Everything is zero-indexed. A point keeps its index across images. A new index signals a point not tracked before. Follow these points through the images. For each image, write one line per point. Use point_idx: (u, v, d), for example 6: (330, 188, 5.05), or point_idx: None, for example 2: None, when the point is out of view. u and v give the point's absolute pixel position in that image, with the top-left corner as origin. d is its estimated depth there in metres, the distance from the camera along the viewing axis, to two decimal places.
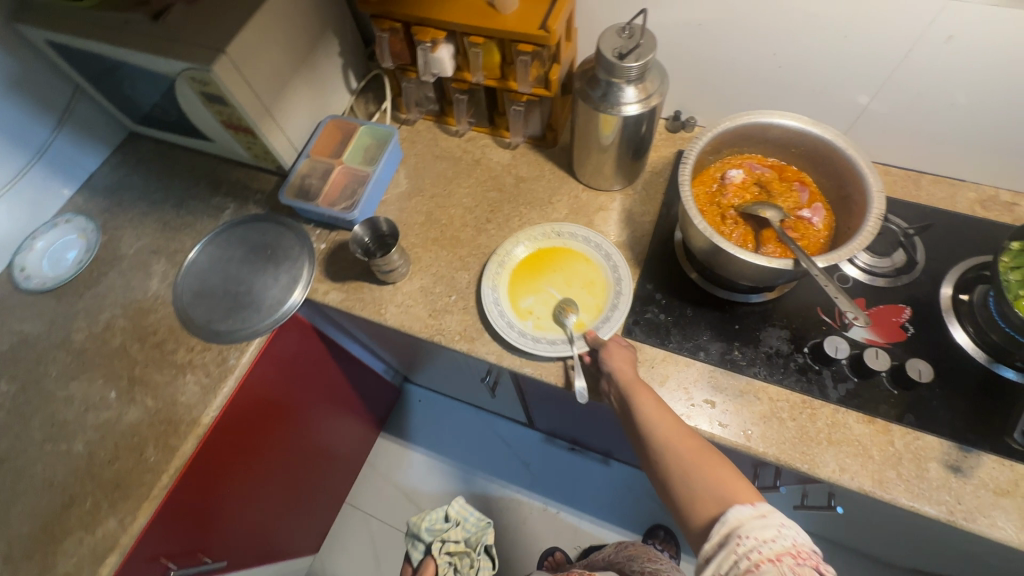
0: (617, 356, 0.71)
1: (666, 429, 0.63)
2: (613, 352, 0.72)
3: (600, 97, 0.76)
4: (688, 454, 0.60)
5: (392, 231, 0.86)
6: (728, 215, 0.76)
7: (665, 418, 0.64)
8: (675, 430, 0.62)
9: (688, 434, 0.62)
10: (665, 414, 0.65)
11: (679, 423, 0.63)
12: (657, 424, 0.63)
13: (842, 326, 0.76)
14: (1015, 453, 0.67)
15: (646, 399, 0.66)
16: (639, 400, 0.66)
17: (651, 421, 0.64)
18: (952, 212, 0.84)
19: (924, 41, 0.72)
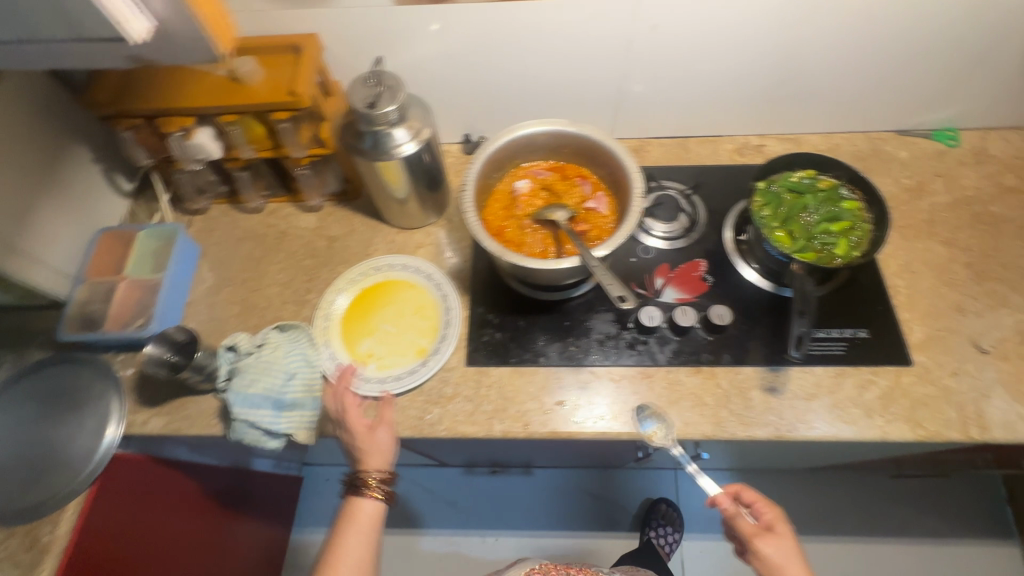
0: (781, 545, 0.63)
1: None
2: (764, 539, 0.64)
3: (371, 146, 0.76)
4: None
5: (191, 334, 0.76)
6: (526, 225, 0.79)
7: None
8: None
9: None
10: (801, 570, 0.61)
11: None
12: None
13: (655, 294, 0.83)
14: (811, 359, 0.77)
15: (802, 569, 0.61)
16: (780, 561, 0.62)
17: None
18: (717, 165, 0.94)
19: (636, 32, 0.79)
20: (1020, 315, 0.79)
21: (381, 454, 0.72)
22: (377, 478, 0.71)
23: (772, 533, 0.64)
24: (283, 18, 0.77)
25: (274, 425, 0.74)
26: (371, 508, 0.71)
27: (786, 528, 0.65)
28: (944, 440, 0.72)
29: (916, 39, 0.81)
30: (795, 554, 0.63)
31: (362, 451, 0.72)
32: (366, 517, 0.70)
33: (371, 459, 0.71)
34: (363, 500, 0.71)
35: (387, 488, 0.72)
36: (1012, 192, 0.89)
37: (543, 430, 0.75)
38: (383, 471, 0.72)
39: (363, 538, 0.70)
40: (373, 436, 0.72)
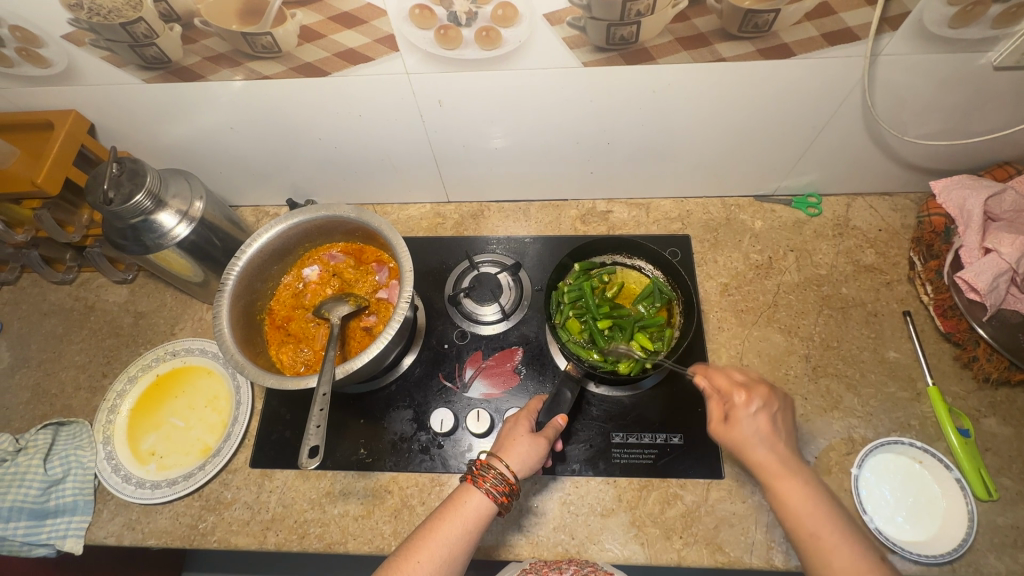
0: (750, 417, 0.55)
1: (833, 535, 0.47)
2: (742, 411, 0.56)
3: (133, 240, 0.67)
4: (843, 573, 0.45)
5: None
6: (310, 317, 0.73)
7: (794, 489, 0.51)
8: (830, 534, 0.48)
9: (784, 470, 0.52)
10: (780, 451, 0.53)
11: (796, 475, 0.51)
12: (801, 514, 0.49)
13: (461, 388, 0.76)
14: (614, 468, 0.71)
15: (771, 454, 0.53)
16: (754, 458, 0.53)
17: (795, 510, 0.50)
18: (554, 234, 0.88)
19: (423, 107, 0.70)
20: (852, 420, 0.71)
21: (525, 457, 0.58)
22: (504, 469, 0.56)
23: (746, 403, 0.56)
24: (30, 95, 0.70)
25: (30, 536, 0.69)
26: (479, 505, 0.54)
27: (778, 403, 0.56)
28: (744, 567, 0.64)
29: (747, 118, 0.71)
30: (781, 422, 0.56)
31: (501, 445, 0.60)
32: (468, 512, 0.53)
33: (509, 456, 0.57)
34: (475, 490, 0.55)
35: (509, 498, 0.55)
36: (868, 271, 0.80)
37: (316, 544, 0.69)
38: (509, 471, 0.56)
39: (458, 535, 0.52)
40: (534, 437, 0.60)
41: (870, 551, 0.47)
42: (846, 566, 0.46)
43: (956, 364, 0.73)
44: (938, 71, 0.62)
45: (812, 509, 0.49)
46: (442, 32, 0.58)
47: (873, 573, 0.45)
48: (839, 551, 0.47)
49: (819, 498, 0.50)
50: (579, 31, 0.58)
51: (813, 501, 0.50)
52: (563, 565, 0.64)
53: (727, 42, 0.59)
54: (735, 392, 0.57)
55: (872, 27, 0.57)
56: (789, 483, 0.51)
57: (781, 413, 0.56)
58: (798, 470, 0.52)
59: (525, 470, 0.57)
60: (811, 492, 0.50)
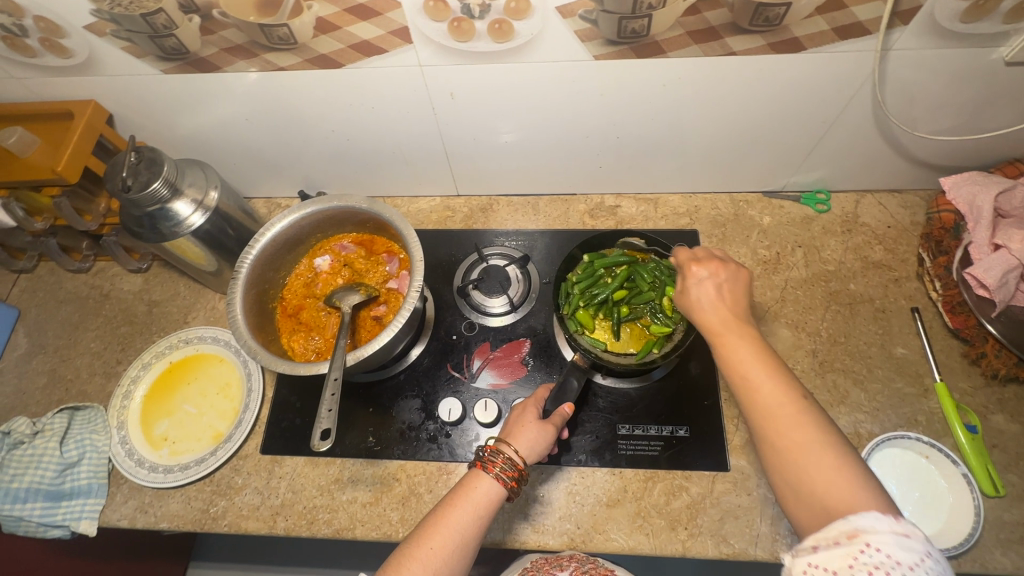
0: (700, 282, 0.52)
1: (767, 379, 0.45)
2: (691, 278, 0.52)
3: (150, 227, 0.69)
4: (767, 410, 0.44)
5: None
6: (321, 306, 0.74)
7: (734, 344, 0.48)
8: (762, 378, 0.45)
9: (726, 329, 0.49)
10: (728, 314, 0.49)
11: (739, 332, 0.48)
12: (738, 368, 0.47)
13: (469, 378, 0.77)
14: (620, 460, 0.71)
15: (720, 314, 0.50)
16: (701, 318, 0.51)
17: (732, 358, 0.47)
18: (562, 228, 0.88)
19: (434, 99, 0.71)
20: (859, 415, 0.71)
21: (533, 443, 0.59)
22: (515, 455, 0.57)
23: (700, 273, 0.52)
24: (51, 85, 0.71)
25: (46, 517, 0.71)
26: (489, 490, 0.54)
27: (730, 272, 0.52)
28: (749, 559, 0.64)
29: (756, 113, 0.72)
30: (733, 288, 0.52)
31: (510, 430, 0.60)
32: (479, 497, 0.54)
33: (518, 441, 0.58)
34: (484, 475, 0.55)
35: (518, 483, 0.56)
36: (877, 267, 0.80)
37: (325, 530, 0.70)
38: (518, 456, 0.57)
39: (470, 519, 0.52)
40: (542, 424, 0.61)
41: (799, 395, 0.45)
42: (772, 408, 0.44)
43: (965, 360, 0.73)
44: (949, 66, 0.62)
45: (747, 358, 0.47)
46: (454, 25, 0.59)
47: (800, 416, 0.44)
48: (765, 391, 0.45)
49: (760, 349, 0.47)
50: (591, 24, 0.59)
51: (751, 352, 0.47)
52: (563, 560, 0.71)
53: (738, 35, 0.60)
54: (688, 262, 0.53)
55: (883, 21, 0.57)
56: (730, 338, 0.48)
57: (734, 282, 0.52)
58: (745, 328, 0.49)
59: (533, 456, 0.58)
60: (752, 345, 0.47)
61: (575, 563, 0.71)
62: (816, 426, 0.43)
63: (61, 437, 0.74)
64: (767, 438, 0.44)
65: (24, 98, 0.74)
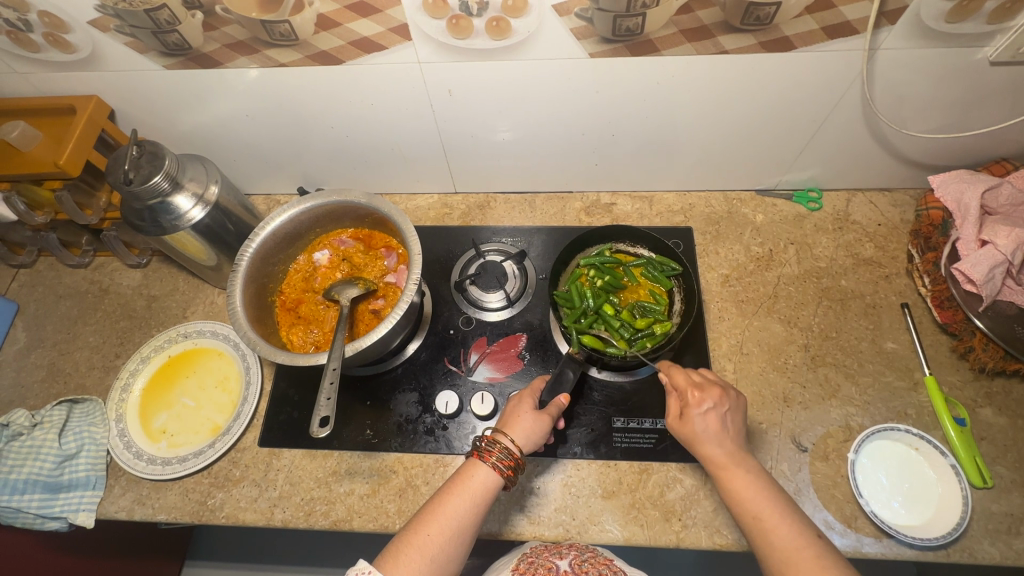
0: (702, 415, 0.56)
1: (773, 516, 0.50)
2: (693, 409, 0.57)
3: (150, 221, 0.69)
4: (781, 550, 0.48)
5: None
6: (320, 300, 0.75)
7: (739, 480, 0.53)
8: (770, 516, 0.50)
9: (730, 462, 0.54)
10: (731, 447, 0.55)
11: (741, 467, 0.54)
12: (747, 503, 0.51)
13: (466, 371, 0.78)
14: (615, 452, 0.72)
15: (722, 447, 0.55)
16: (704, 451, 0.55)
17: (740, 498, 0.52)
18: (559, 225, 0.89)
19: (433, 96, 0.72)
20: (850, 409, 0.72)
21: (529, 432, 0.60)
22: (511, 444, 0.58)
23: (699, 401, 0.57)
24: (54, 79, 0.72)
25: (44, 509, 0.71)
26: (486, 478, 0.56)
27: (730, 399, 0.58)
28: (742, 550, 0.65)
29: (748, 112, 0.73)
30: (733, 418, 0.57)
31: (507, 420, 0.61)
32: (475, 486, 0.55)
33: (514, 431, 0.59)
34: (481, 465, 0.56)
35: (514, 472, 0.57)
36: (867, 264, 0.82)
37: (323, 522, 0.70)
38: (515, 445, 0.58)
39: (467, 507, 0.53)
40: (538, 414, 0.62)
41: (808, 529, 0.49)
42: (786, 545, 0.48)
43: (954, 355, 0.74)
44: (935, 67, 0.64)
45: (758, 496, 0.51)
46: (453, 22, 0.60)
47: (806, 548, 0.47)
48: (776, 528, 0.49)
49: (764, 486, 0.52)
50: (586, 22, 0.60)
51: (755, 488, 0.52)
52: (564, 548, 0.68)
53: (730, 34, 0.61)
54: (689, 390, 0.58)
55: (870, 21, 0.59)
56: (738, 475, 0.53)
57: (733, 412, 0.57)
58: (744, 461, 0.54)
59: (529, 445, 0.59)
60: (757, 484, 0.52)
61: (577, 552, 0.67)
62: (831, 562, 0.46)
63: (60, 429, 0.75)
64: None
65: (27, 93, 0.75)
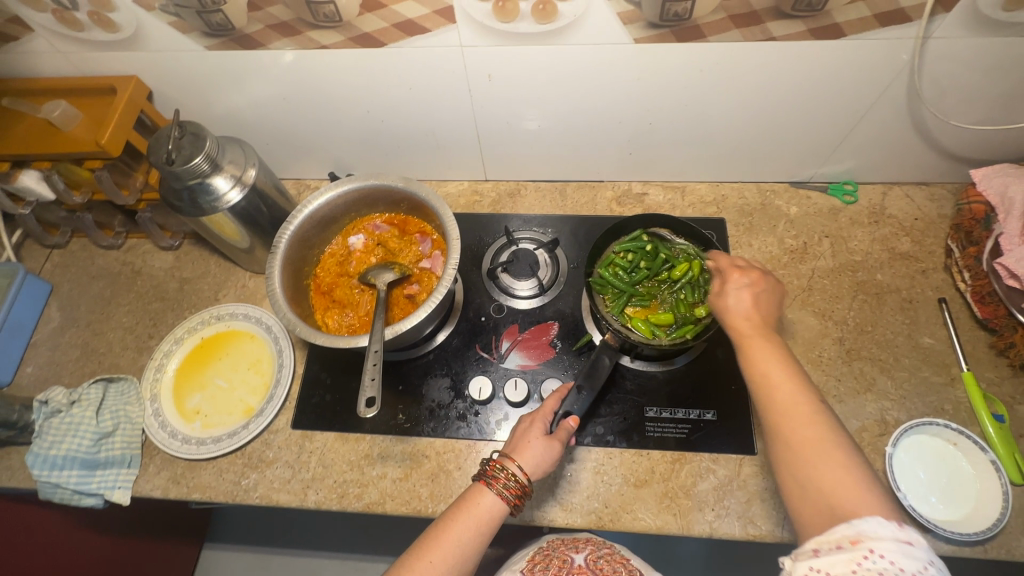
0: (736, 290, 0.57)
1: (786, 380, 0.50)
2: (730, 285, 0.57)
3: (190, 201, 0.70)
4: (785, 407, 0.48)
5: None
6: (355, 284, 0.75)
7: (759, 346, 0.52)
8: (777, 373, 0.50)
9: (754, 332, 0.54)
10: (758, 319, 0.55)
11: (766, 338, 0.53)
12: (760, 364, 0.51)
13: (498, 358, 0.78)
14: (647, 442, 0.72)
15: (746, 317, 0.55)
16: (729, 320, 0.56)
17: (754, 358, 0.52)
18: (591, 215, 0.89)
19: (471, 81, 0.71)
20: (885, 402, 0.71)
21: (538, 461, 0.59)
22: (519, 474, 0.57)
23: (737, 281, 0.57)
24: (95, 60, 0.73)
25: (82, 485, 0.72)
26: (491, 507, 0.56)
27: (765, 283, 0.58)
28: (776, 541, 0.65)
29: (789, 102, 0.72)
30: (767, 299, 0.57)
31: (515, 443, 0.61)
32: (482, 513, 0.56)
33: (523, 457, 0.59)
34: (488, 491, 0.57)
35: (522, 499, 0.58)
36: (904, 258, 0.81)
37: (356, 504, 0.70)
38: (523, 474, 0.58)
39: (469, 535, 0.54)
40: (548, 440, 0.61)
41: (812, 393, 0.49)
42: (785, 400, 0.48)
43: (992, 351, 0.73)
44: (986, 57, 0.63)
45: (772, 359, 0.51)
46: (499, 5, 0.60)
47: (816, 415, 0.47)
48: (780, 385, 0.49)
49: (781, 356, 0.51)
50: (634, 6, 0.60)
51: (771, 353, 0.52)
52: (579, 544, 0.72)
53: (779, 20, 0.60)
54: (730, 269, 0.58)
55: (924, 8, 0.58)
56: (759, 341, 0.53)
57: (768, 294, 0.58)
58: (769, 332, 0.54)
59: (538, 472, 0.59)
60: (777, 350, 0.52)
61: (592, 549, 0.71)
62: (826, 422, 0.47)
63: (98, 408, 0.76)
64: (778, 433, 0.48)
65: (69, 73, 0.75)
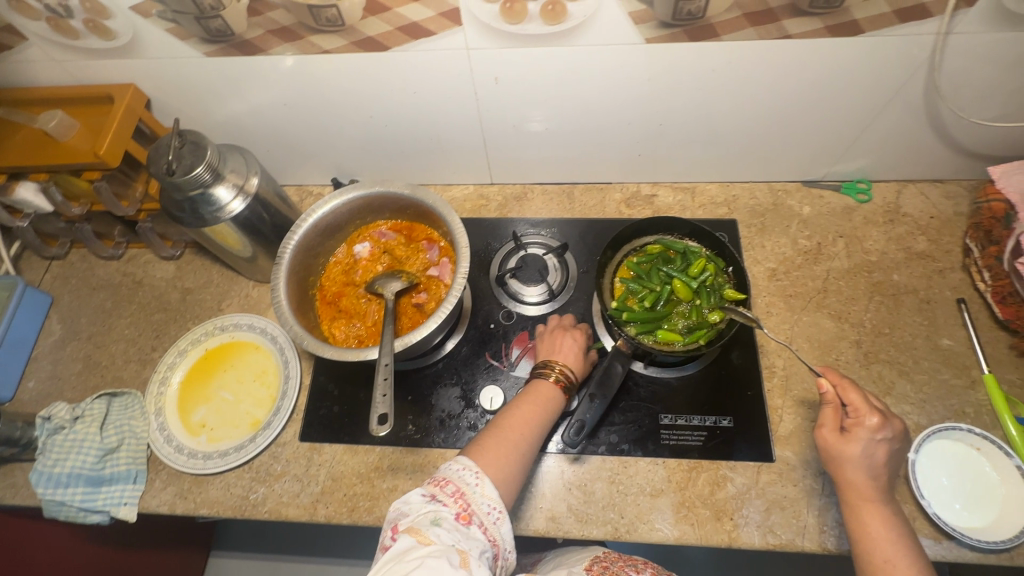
0: (870, 441, 0.54)
1: (903, 559, 0.51)
2: (864, 430, 0.54)
3: (191, 212, 0.68)
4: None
5: None
6: (361, 293, 0.74)
7: (873, 515, 0.53)
8: (902, 561, 0.51)
9: (871, 496, 0.54)
10: (879, 481, 0.54)
11: (882, 507, 0.54)
12: (879, 541, 0.52)
13: (509, 366, 0.76)
14: (662, 450, 0.71)
15: (869, 480, 0.54)
16: (849, 477, 0.54)
17: (868, 528, 0.53)
18: (600, 218, 0.87)
19: (478, 85, 0.70)
20: (905, 407, 0.70)
21: (576, 357, 0.67)
22: (563, 364, 0.65)
23: (874, 428, 0.54)
24: (91, 67, 0.71)
25: (87, 502, 0.70)
26: (549, 394, 0.62)
27: (898, 438, 0.55)
28: (796, 550, 0.64)
29: (804, 101, 0.71)
30: (892, 457, 0.55)
31: (550, 347, 0.68)
32: (543, 402, 0.61)
33: (563, 356, 0.66)
34: (543, 382, 0.63)
35: (572, 390, 0.64)
36: (920, 258, 0.79)
37: (367, 517, 0.69)
38: (568, 367, 0.65)
39: (538, 418, 0.60)
40: (578, 343, 0.69)
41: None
42: None
43: (1013, 352, 0.72)
44: (1006, 53, 0.61)
45: (888, 532, 0.52)
46: (507, 6, 0.58)
47: None
48: (896, 559, 0.51)
49: (898, 529, 0.53)
50: (646, 5, 0.58)
51: (886, 529, 0.53)
52: (643, 564, 0.68)
53: (795, 18, 0.59)
54: (864, 415, 0.54)
55: (945, 4, 0.56)
56: (876, 513, 0.53)
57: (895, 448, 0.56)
58: (882, 499, 0.54)
59: (577, 364, 0.66)
60: (891, 525, 0.53)
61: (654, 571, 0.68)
62: None
63: (101, 422, 0.74)
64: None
65: (64, 81, 0.74)
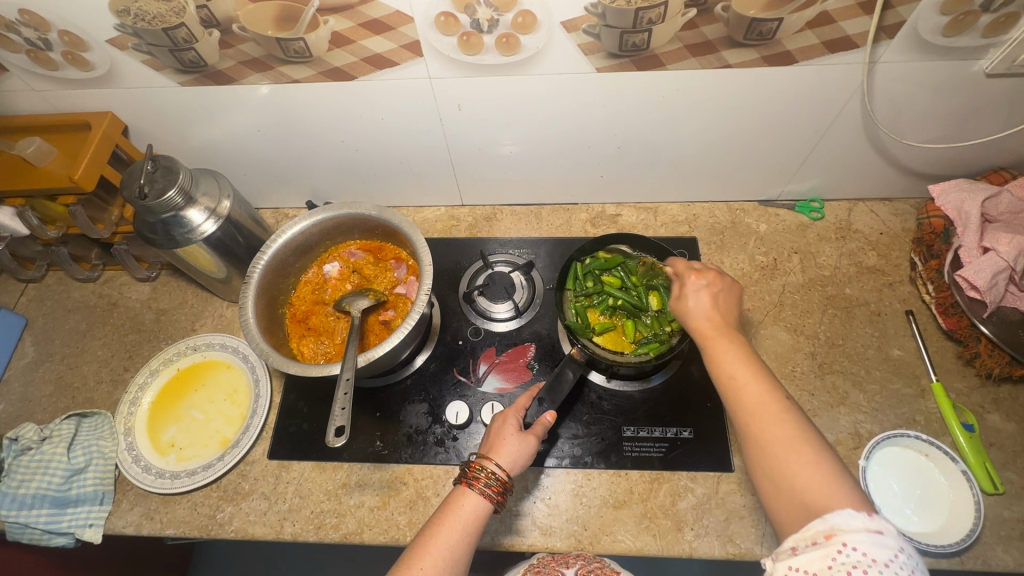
0: (695, 291, 0.56)
1: (751, 383, 0.49)
2: (688, 286, 0.57)
3: (164, 233, 0.70)
4: (756, 420, 0.47)
5: None
6: (330, 311, 0.76)
7: (722, 349, 0.52)
8: (744, 376, 0.49)
9: (715, 332, 0.53)
10: (717, 320, 0.54)
11: (726, 337, 0.52)
12: (726, 369, 0.50)
13: (476, 381, 0.78)
14: (625, 462, 0.72)
15: (707, 320, 0.54)
16: (691, 322, 0.55)
17: (720, 366, 0.51)
18: (567, 236, 0.91)
19: (442, 112, 0.74)
20: (858, 416, 0.72)
21: (516, 456, 0.59)
22: (499, 470, 0.57)
23: (694, 281, 0.57)
24: (71, 97, 0.74)
25: (52, 524, 0.70)
26: (475, 506, 0.55)
27: (724, 283, 0.57)
28: (755, 559, 0.65)
29: (751, 125, 0.75)
30: (727, 298, 0.56)
31: (489, 444, 0.60)
32: (465, 514, 0.54)
33: (500, 455, 0.58)
34: (470, 491, 0.55)
35: (506, 497, 0.57)
36: (871, 272, 0.83)
37: (333, 534, 0.69)
38: (502, 471, 0.57)
39: (456, 536, 0.52)
40: (523, 435, 0.61)
41: (780, 391, 0.48)
42: (756, 404, 0.47)
43: (959, 361, 0.75)
44: (930, 80, 0.66)
45: (740, 366, 0.50)
46: (464, 39, 0.62)
47: (784, 416, 0.46)
48: (749, 387, 0.49)
49: (745, 356, 0.50)
50: (593, 38, 0.62)
51: (736, 353, 0.51)
52: (570, 558, 0.68)
53: (733, 49, 0.63)
54: (687, 272, 0.58)
55: (869, 35, 0.61)
56: (720, 340, 0.52)
57: (727, 294, 0.57)
58: (733, 334, 0.53)
59: (516, 468, 0.58)
60: (739, 349, 0.51)
61: (583, 561, 0.68)
62: (794, 421, 0.46)
63: (65, 443, 0.74)
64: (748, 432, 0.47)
65: (47, 111, 0.77)
